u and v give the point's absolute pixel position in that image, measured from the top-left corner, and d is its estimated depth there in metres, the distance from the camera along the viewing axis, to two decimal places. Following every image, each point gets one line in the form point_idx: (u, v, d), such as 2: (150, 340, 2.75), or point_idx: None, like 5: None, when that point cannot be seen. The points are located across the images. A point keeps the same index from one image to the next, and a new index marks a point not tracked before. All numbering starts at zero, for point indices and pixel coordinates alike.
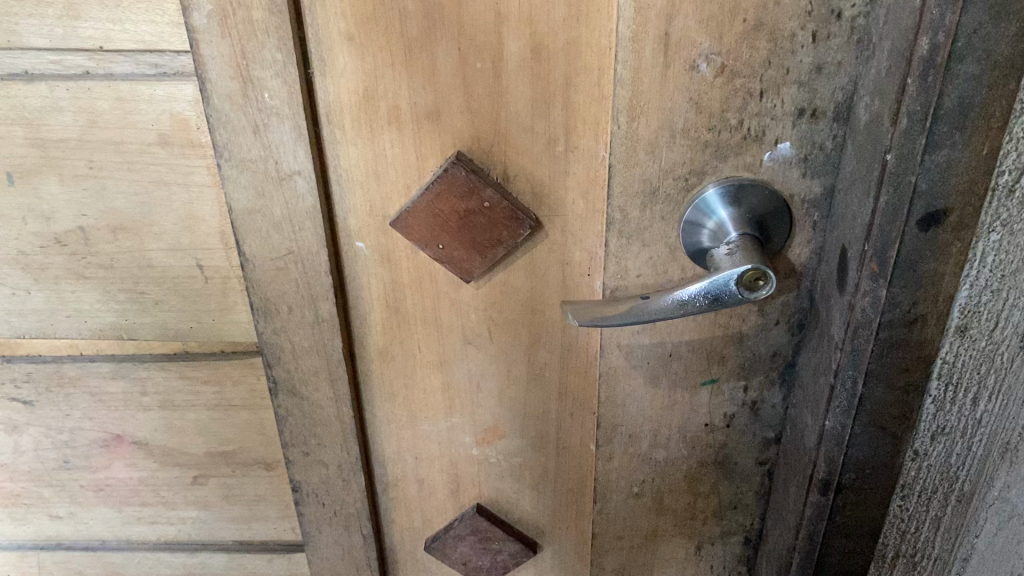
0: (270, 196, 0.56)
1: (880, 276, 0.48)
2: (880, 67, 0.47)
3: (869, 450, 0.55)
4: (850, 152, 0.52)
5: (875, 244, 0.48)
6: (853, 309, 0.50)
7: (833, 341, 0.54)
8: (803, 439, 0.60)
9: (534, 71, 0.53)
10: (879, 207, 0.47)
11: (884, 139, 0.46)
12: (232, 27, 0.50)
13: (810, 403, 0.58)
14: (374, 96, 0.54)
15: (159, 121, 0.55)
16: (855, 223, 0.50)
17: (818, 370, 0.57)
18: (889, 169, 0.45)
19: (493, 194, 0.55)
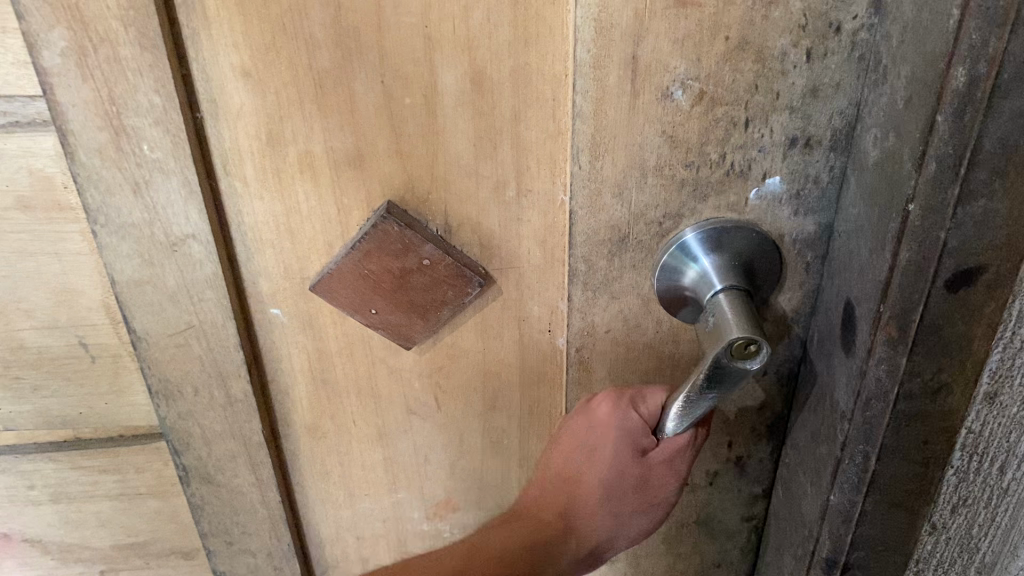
0: (161, 264, 0.46)
1: (899, 343, 0.40)
2: (896, 95, 0.39)
3: (880, 527, 0.47)
4: (851, 188, 0.44)
5: (894, 307, 0.39)
6: (865, 377, 0.42)
7: (838, 409, 0.46)
8: (801, 508, 0.52)
9: (477, 106, 0.43)
10: (899, 264, 0.38)
11: (905, 186, 0.37)
12: (95, 67, 0.40)
13: (809, 469, 0.51)
14: (280, 142, 0.44)
15: (15, 181, 0.45)
16: (865, 277, 0.42)
17: (817, 436, 0.49)
18: (912, 223, 0.37)
19: (434, 250, 0.47)
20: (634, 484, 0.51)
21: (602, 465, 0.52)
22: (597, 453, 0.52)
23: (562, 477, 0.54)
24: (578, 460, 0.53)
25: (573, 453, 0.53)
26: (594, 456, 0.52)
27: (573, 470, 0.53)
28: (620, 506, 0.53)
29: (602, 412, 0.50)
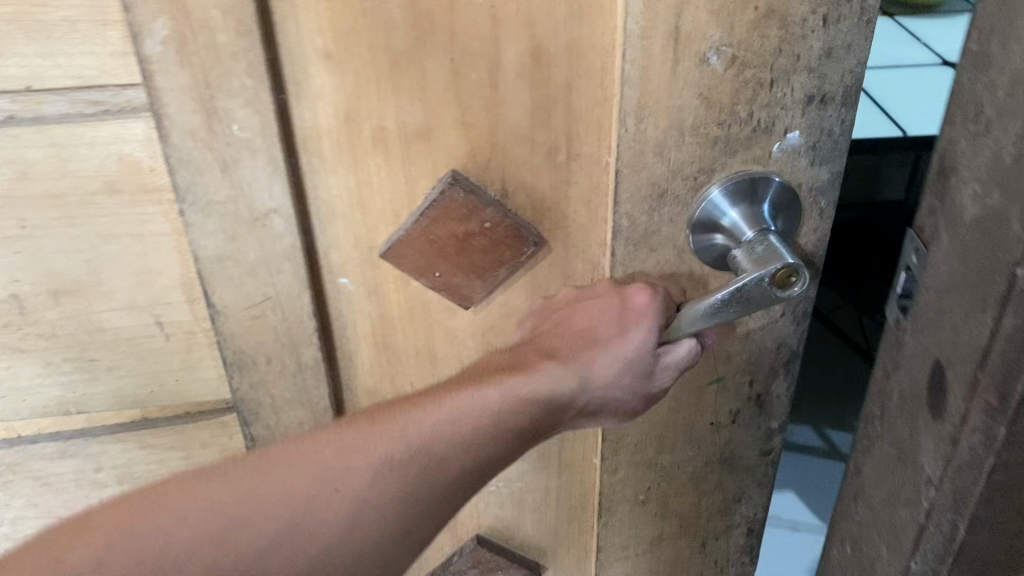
0: (243, 239, 0.50)
1: (999, 411, 0.46)
2: (996, 151, 0.43)
3: (987, 548, 0.52)
4: (937, 249, 0.49)
5: (998, 371, 0.44)
6: (957, 446, 0.48)
7: (930, 474, 0.51)
8: (885, 524, 0.57)
9: (534, 77, 0.48)
10: (1003, 328, 0.44)
11: (1011, 248, 0.42)
12: (193, 53, 0.44)
13: (885, 531, 0.57)
14: (357, 119, 0.48)
15: (104, 166, 0.48)
16: (961, 336, 0.47)
17: (900, 469, 0.54)
18: (1019, 285, 0.42)
19: (495, 213, 0.51)
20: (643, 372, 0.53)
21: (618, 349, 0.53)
22: (623, 346, 0.53)
23: (453, 397, 0.49)
24: (596, 343, 0.53)
25: (588, 339, 0.53)
26: (607, 355, 0.53)
27: (585, 364, 0.52)
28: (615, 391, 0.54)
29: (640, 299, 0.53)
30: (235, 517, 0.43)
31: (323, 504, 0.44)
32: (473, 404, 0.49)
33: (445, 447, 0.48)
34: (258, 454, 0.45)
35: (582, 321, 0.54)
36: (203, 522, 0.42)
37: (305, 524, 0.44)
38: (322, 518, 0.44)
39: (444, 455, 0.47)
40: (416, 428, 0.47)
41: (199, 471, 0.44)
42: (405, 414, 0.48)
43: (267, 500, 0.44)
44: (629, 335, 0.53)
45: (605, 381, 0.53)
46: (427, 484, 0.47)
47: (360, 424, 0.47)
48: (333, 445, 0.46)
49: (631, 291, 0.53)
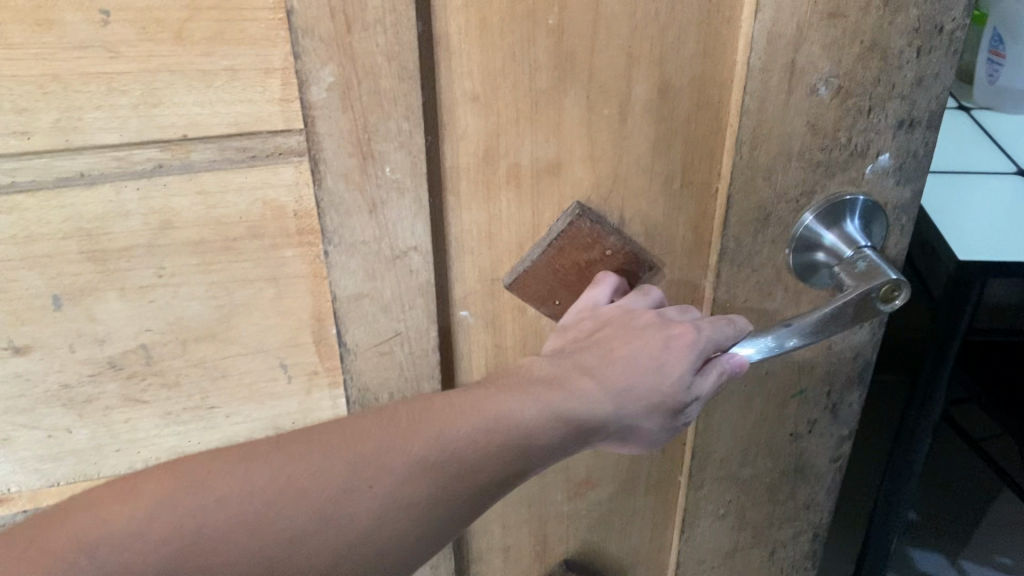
0: (381, 277, 0.51)
1: None
2: None
3: None
4: None
5: None
6: None
7: None
8: None
9: (660, 111, 0.51)
10: None
11: None
12: (355, 98, 0.45)
13: None
14: (495, 156, 0.50)
15: (249, 212, 0.48)
16: None
17: None
18: None
19: (617, 241, 0.54)
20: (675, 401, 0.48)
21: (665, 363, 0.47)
22: (663, 374, 0.47)
23: (475, 406, 0.45)
24: (637, 367, 0.47)
25: (630, 365, 0.47)
26: (643, 382, 0.47)
27: (620, 387, 0.47)
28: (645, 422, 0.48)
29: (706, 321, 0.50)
30: (269, 503, 0.41)
31: (354, 495, 0.42)
32: (507, 418, 0.45)
33: (480, 457, 0.44)
34: (307, 441, 0.43)
35: (619, 348, 0.48)
36: (234, 503, 0.40)
37: (331, 524, 0.41)
38: (345, 513, 0.42)
39: (472, 471, 0.43)
40: (457, 439, 0.44)
41: (250, 447, 0.43)
42: (448, 417, 0.44)
43: (300, 478, 0.42)
44: (669, 366, 0.47)
45: (642, 404, 0.47)
46: (462, 488, 0.43)
47: (407, 422, 0.44)
48: (372, 443, 0.43)
49: (678, 324, 0.48)
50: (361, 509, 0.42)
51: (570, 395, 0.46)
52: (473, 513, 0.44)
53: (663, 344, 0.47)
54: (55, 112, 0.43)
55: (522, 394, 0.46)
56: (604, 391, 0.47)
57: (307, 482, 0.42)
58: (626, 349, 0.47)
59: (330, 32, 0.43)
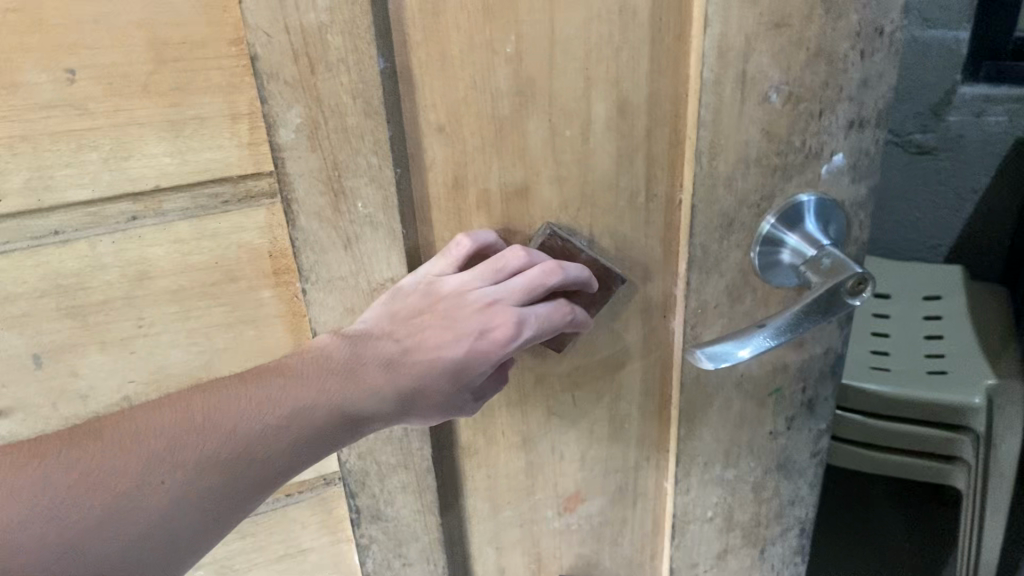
0: (361, 310, 0.52)
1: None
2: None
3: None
4: None
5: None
6: None
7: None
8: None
9: (620, 128, 0.52)
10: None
11: None
12: (324, 138, 0.46)
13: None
14: (463, 183, 0.51)
15: (226, 256, 0.49)
16: None
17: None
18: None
19: (588, 257, 0.55)
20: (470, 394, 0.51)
21: (470, 366, 0.49)
22: (465, 366, 0.49)
23: (272, 396, 0.46)
24: (442, 360, 0.49)
25: (435, 358, 0.49)
26: (439, 379, 0.49)
27: (413, 383, 0.49)
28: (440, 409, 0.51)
29: (533, 319, 0.50)
30: (63, 502, 0.40)
31: (140, 498, 0.41)
32: (309, 409, 0.46)
33: (264, 456, 0.44)
34: (93, 435, 0.42)
35: (435, 341, 0.49)
36: (28, 495, 0.39)
37: (111, 526, 0.40)
38: (133, 512, 0.41)
39: (271, 455, 0.45)
40: (250, 428, 0.44)
41: (35, 445, 0.41)
42: (237, 412, 0.44)
43: (111, 470, 0.41)
44: (474, 363, 0.50)
45: (434, 393, 0.50)
46: (262, 464, 0.44)
47: (191, 417, 0.44)
48: (164, 438, 0.43)
49: (500, 319, 0.49)
50: (149, 505, 0.41)
51: (360, 389, 0.47)
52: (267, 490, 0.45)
53: (472, 345, 0.49)
54: (25, 172, 0.43)
55: (318, 384, 0.47)
56: (400, 385, 0.48)
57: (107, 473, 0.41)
58: (436, 343, 0.49)
59: (293, 75, 0.43)
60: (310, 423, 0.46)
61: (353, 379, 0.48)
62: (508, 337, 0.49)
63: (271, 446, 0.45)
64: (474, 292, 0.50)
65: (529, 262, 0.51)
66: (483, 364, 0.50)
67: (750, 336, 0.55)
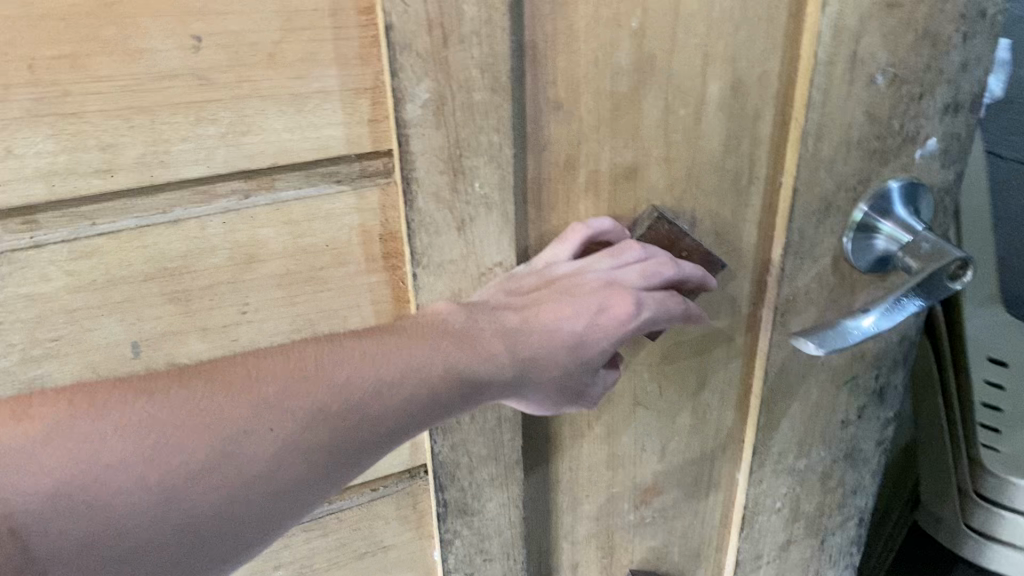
0: (467, 295, 0.50)
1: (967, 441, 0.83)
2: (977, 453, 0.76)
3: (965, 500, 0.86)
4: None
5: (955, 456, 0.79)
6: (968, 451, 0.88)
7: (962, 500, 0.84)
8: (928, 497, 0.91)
9: (731, 109, 0.51)
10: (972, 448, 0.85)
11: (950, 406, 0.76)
12: (450, 113, 0.44)
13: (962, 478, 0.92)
14: (574, 164, 0.49)
15: (336, 239, 0.47)
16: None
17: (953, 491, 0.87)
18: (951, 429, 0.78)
19: (692, 242, 0.53)
20: (581, 382, 0.49)
21: (585, 345, 0.47)
22: (582, 348, 0.47)
23: (386, 352, 0.41)
24: (559, 336, 0.46)
25: (553, 333, 0.46)
26: (557, 353, 0.46)
27: (532, 355, 0.45)
28: (551, 388, 0.47)
29: (649, 303, 0.48)
30: (153, 443, 0.36)
31: (243, 450, 0.37)
32: (421, 370, 0.42)
33: (379, 415, 0.40)
34: (206, 374, 0.38)
35: (553, 315, 0.46)
36: (121, 434, 0.35)
37: (210, 476, 0.37)
38: (234, 463, 0.37)
39: (374, 418, 0.40)
40: (356, 386, 0.40)
41: (144, 379, 0.37)
42: (350, 364, 0.40)
43: (208, 412, 0.37)
44: (591, 340, 0.47)
45: (548, 375, 0.47)
46: (362, 429, 0.40)
47: (305, 363, 0.40)
48: (273, 383, 0.39)
49: (617, 300, 0.47)
50: (253, 457, 0.37)
51: (479, 354, 0.44)
52: (364, 457, 0.41)
53: (591, 320, 0.46)
54: (141, 146, 0.41)
55: (436, 341, 0.43)
56: (516, 353, 0.45)
57: (205, 415, 0.37)
58: (554, 315, 0.46)
59: (427, 46, 0.42)
60: (418, 383, 0.42)
61: (475, 343, 0.44)
62: (624, 319, 0.47)
63: (377, 408, 0.40)
64: (592, 274, 0.48)
65: (645, 255, 0.49)
66: (601, 347, 0.47)
67: (854, 321, 0.55)
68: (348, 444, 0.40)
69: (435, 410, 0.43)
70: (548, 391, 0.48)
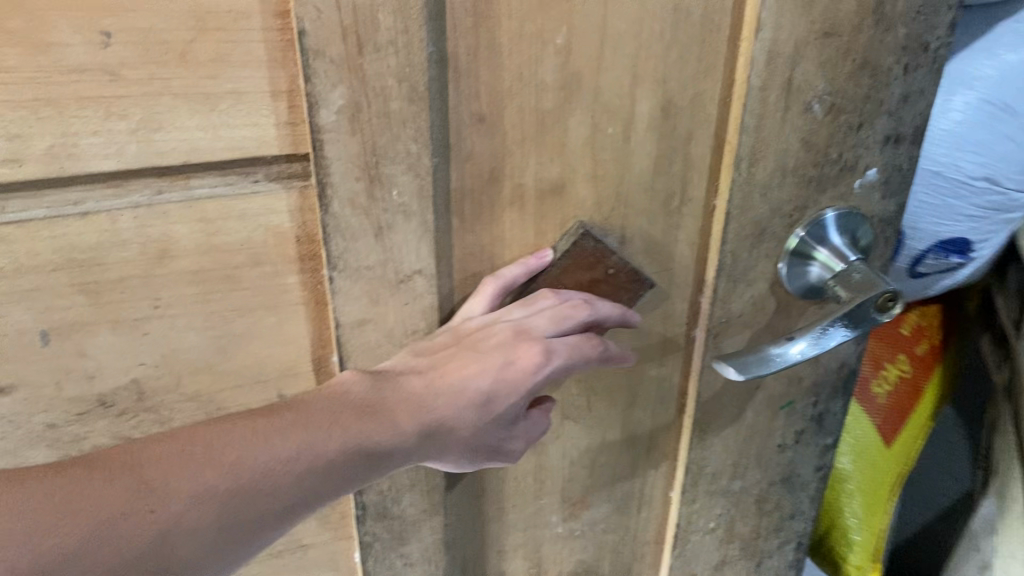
0: (385, 301, 0.50)
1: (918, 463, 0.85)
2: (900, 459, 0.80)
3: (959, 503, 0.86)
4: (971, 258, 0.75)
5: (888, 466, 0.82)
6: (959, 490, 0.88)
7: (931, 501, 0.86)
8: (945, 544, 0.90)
9: (662, 130, 0.51)
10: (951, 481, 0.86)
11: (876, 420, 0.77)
12: (365, 121, 0.44)
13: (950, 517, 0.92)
14: (499, 176, 0.49)
15: (252, 239, 0.47)
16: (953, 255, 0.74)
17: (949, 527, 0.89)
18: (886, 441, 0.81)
19: (619, 261, 0.53)
20: (495, 434, 0.51)
21: (494, 401, 0.49)
22: (490, 405, 0.49)
23: (281, 427, 0.43)
24: (465, 396, 0.48)
25: (458, 393, 0.48)
26: (463, 411, 0.48)
27: (435, 416, 0.48)
28: (448, 453, 0.50)
29: (559, 348, 0.50)
30: (41, 520, 0.36)
31: (134, 530, 0.38)
32: (316, 444, 0.44)
33: (273, 489, 0.42)
34: (83, 463, 0.39)
35: (459, 375, 0.48)
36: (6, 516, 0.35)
37: (101, 554, 0.37)
38: (120, 542, 0.37)
39: (268, 492, 0.42)
40: (251, 461, 0.42)
41: (18, 472, 0.37)
42: (244, 441, 0.42)
43: (99, 491, 0.38)
44: (498, 397, 0.49)
45: (456, 434, 0.49)
46: (255, 504, 0.42)
47: (192, 446, 0.41)
48: (162, 464, 0.40)
49: (524, 353, 0.49)
50: (143, 536, 0.38)
51: (380, 424, 0.46)
52: (258, 530, 0.42)
53: (497, 374, 0.48)
54: (49, 138, 0.41)
55: (333, 417, 0.45)
56: (418, 420, 0.47)
57: (94, 495, 0.38)
58: (459, 374, 0.48)
59: (341, 53, 0.41)
60: (313, 459, 0.43)
61: (372, 413, 0.46)
62: (531, 373, 0.49)
63: (271, 484, 0.42)
64: (501, 327, 0.50)
65: (558, 300, 0.51)
66: (511, 401, 0.49)
67: (783, 346, 0.54)
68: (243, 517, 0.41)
69: (328, 483, 0.44)
70: (452, 452, 0.50)
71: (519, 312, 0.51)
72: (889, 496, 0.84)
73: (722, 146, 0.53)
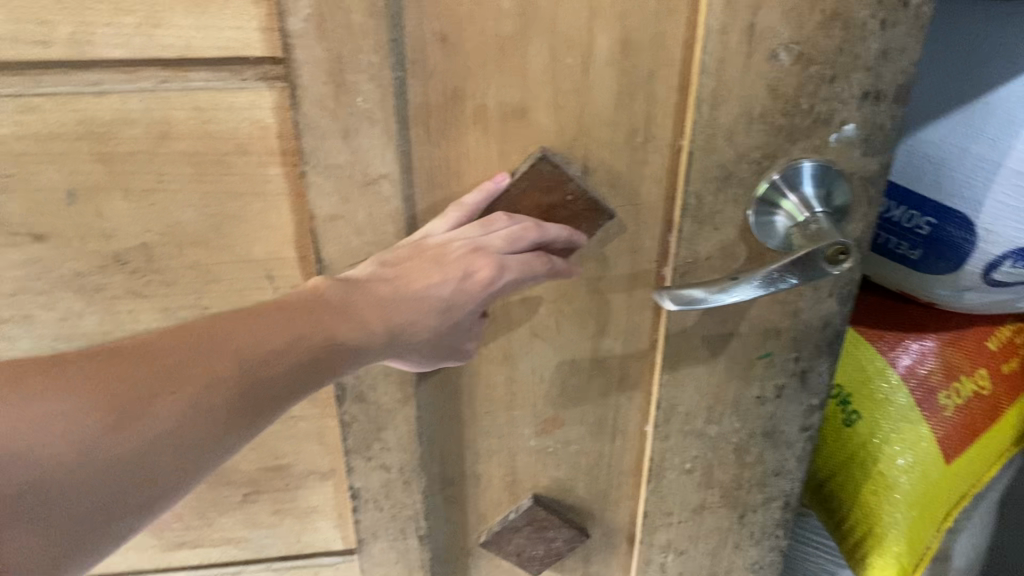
0: (355, 201, 0.56)
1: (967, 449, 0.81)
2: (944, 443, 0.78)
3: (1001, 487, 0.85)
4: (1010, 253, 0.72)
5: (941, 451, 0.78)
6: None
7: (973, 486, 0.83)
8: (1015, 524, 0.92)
9: (622, 65, 0.54)
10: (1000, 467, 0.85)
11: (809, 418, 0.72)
12: (329, 30, 0.49)
13: None
14: (462, 96, 0.54)
15: (239, 130, 0.54)
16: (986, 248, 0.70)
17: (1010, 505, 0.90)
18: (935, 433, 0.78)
19: (577, 187, 0.58)
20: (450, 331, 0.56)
21: (455, 305, 0.55)
22: (450, 310, 0.54)
23: (279, 322, 0.48)
24: (427, 302, 0.54)
25: (422, 299, 0.54)
26: (425, 316, 0.54)
27: (400, 318, 0.53)
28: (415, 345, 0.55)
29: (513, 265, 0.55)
30: (78, 402, 0.41)
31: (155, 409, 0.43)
32: (305, 336, 0.49)
33: (278, 376, 0.47)
34: (110, 353, 0.44)
35: (423, 285, 0.54)
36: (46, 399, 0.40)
37: (134, 425, 0.42)
38: (148, 416, 0.42)
39: (274, 374, 0.47)
40: (253, 348, 0.46)
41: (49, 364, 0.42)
42: (246, 331, 0.47)
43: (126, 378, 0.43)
44: (456, 304, 0.55)
45: (420, 335, 0.54)
46: (266, 381, 0.47)
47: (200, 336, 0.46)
48: (178, 354, 0.44)
49: (482, 267, 0.54)
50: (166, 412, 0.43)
51: (354, 323, 0.51)
52: (272, 405, 0.47)
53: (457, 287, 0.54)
54: (71, 27, 0.49)
55: (316, 313, 0.50)
56: (387, 320, 0.53)
57: (120, 380, 0.42)
58: (422, 285, 0.54)
59: None
60: (307, 344, 0.49)
61: (347, 314, 0.51)
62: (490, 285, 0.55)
63: (279, 365, 0.47)
64: (457, 244, 0.54)
65: (512, 223, 0.56)
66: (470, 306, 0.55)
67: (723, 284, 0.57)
68: (258, 393, 0.46)
69: (322, 365, 0.49)
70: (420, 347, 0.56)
71: (472, 231, 0.55)
72: (925, 508, 0.79)
73: (687, 88, 0.56)
